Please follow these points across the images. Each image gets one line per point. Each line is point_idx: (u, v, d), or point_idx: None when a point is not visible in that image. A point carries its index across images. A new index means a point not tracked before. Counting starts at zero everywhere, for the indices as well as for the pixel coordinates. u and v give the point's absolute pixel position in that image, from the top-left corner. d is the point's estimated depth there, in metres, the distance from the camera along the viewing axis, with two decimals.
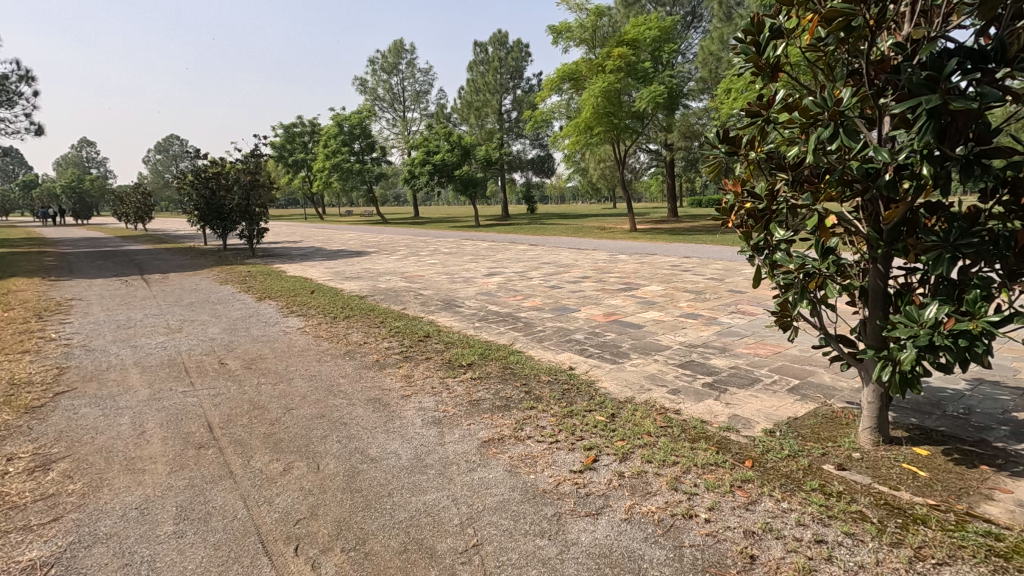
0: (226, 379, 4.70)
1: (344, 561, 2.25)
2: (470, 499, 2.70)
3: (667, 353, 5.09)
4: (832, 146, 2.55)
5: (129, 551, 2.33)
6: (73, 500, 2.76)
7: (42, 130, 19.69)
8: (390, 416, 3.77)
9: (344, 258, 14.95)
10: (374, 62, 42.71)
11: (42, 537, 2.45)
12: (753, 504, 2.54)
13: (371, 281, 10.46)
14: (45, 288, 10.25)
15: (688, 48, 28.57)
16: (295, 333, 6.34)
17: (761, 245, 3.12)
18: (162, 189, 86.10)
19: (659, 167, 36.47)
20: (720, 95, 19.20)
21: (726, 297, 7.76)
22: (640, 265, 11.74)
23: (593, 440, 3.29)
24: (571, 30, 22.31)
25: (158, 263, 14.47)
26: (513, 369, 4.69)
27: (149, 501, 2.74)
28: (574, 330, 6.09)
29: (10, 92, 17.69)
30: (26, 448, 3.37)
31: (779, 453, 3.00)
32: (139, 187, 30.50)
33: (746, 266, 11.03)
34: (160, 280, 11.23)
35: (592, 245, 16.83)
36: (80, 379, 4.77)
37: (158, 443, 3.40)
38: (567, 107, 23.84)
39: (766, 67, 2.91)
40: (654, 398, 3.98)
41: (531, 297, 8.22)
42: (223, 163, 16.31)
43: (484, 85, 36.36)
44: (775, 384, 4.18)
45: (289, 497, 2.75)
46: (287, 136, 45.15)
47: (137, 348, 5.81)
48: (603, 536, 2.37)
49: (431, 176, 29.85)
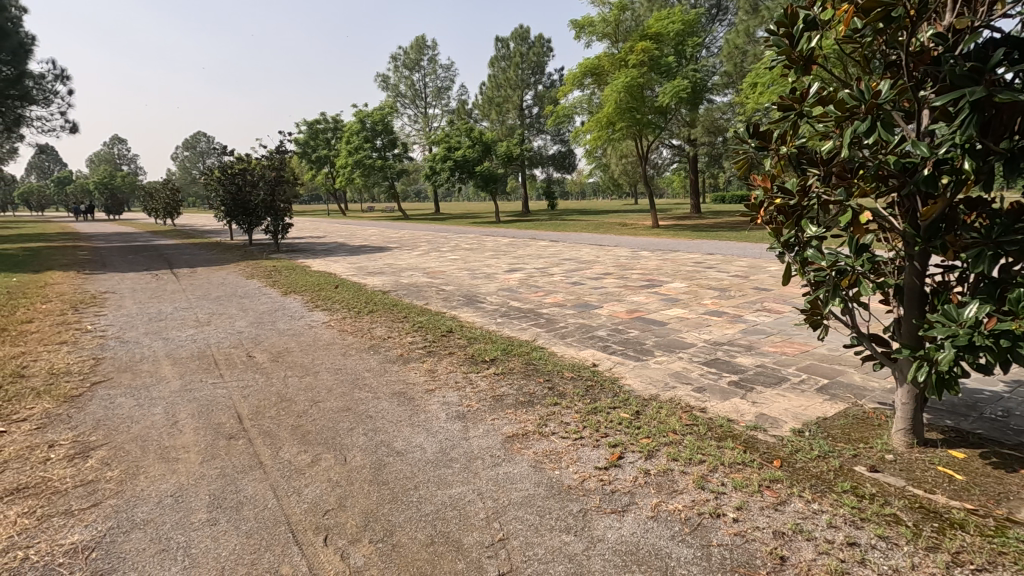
0: (254, 371, 4.79)
1: (372, 552, 2.28)
2: (495, 493, 2.71)
3: (691, 351, 5.03)
4: (868, 140, 2.48)
5: (165, 537, 2.40)
6: (111, 486, 2.84)
7: (76, 128, 20.28)
8: (415, 410, 3.81)
9: (366, 253, 15.11)
10: (396, 58, 43.00)
11: (83, 521, 2.53)
12: (783, 505, 2.50)
13: (394, 277, 10.56)
14: (79, 281, 10.56)
15: (713, 41, 28.15)
16: (320, 327, 6.44)
17: (791, 242, 3.03)
18: (189, 185, 88.25)
19: (681, 163, 36.04)
20: (745, 90, 18.90)
21: (751, 295, 7.64)
22: (662, 262, 11.64)
23: (618, 437, 3.27)
24: (594, 24, 22.05)
25: (186, 257, 14.79)
26: (536, 365, 4.70)
27: (183, 488, 2.81)
28: (597, 327, 6.08)
29: (47, 91, 18.35)
30: (66, 436, 3.49)
31: (809, 454, 2.95)
32: (168, 183, 31.20)
33: (771, 263, 10.87)
34: (188, 274, 11.48)
35: (613, 242, 16.70)
36: (115, 369, 4.91)
37: (190, 434, 3.48)
38: (589, 102, 23.71)
39: (799, 59, 2.84)
40: (679, 396, 3.95)
41: (553, 294, 8.21)
42: (249, 159, 16.57)
43: (505, 81, 36.33)
44: (804, 383, 4.11)
45: (317, 489, 2.79)
46: (311, 132, 45.84)
47: (168, 341, 5.95)
48: (629, 534, 2.36)
49: (452, 172, 29.91)
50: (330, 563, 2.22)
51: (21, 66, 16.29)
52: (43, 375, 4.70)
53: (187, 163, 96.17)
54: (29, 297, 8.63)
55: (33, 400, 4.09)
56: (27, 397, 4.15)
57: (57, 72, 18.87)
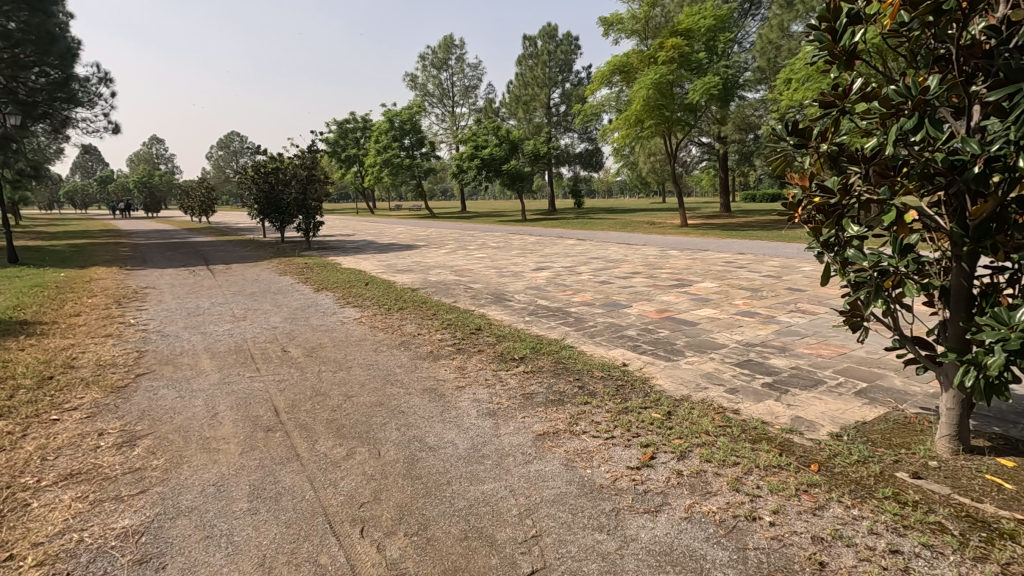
0: (290, 366, 4.91)
1: (407, 545, 2.32)
2: (528, 490, 2.73)
3: (723, 352, 4.96)
4: (914, 137, 2.39)
5: (209, 524, 2.49)
6: (157, 474, 2.96)
7: (118, 128, 21.06)
8: (445, 407, 3.84)
9: (395, 252, 15.27)
10: (425, 57, 43.36)
11: (133, 506, 2.64)
12: (821, 509, 2.46)
13: (422, 274, 10.66)
14: (122, 277, 10.94)
15: (745, 36, 27.63)
16: (351, 323, 6.55)
17: (830, 241, 2.93)
18: (224, 184, 90.60)
19: (711, 160, 35.39)
20: (779, 86, 18.49)
21: (784, 295, 7.49)
22: (692, 262, 11.48)
23: (650, 438, 3.25)
24: (623, 22, 21.88)
25: (221, 254, 15.22)
26: (566, 364, 4.70)
27: (224, 478, 2.91)
28: (627, 326, 6.05)
29: (91, 94, 19.17)
30: (115, 425, 3.64)
31: (848, 458, 2.88)
32: (204, 183, 32.03)
33: (806, 263, 10.60)
34: (224, 271, 11.81)
35: (641, 241, 16.51)
36: (157, 362, 5.09)
37: (230, 425, 3.59)
38: (617, 100, 23.51)
39: (842, 54, 2.76)
40: (711, 397, 3.89)
41: (581, 292, 8.15)
42: (281, 158, 16.89)
43: (532, 79, 36.29)
44: (841, 387, 4.01)
45: (352, 481, 2.85)
46: (341, 132, 46.64)
47: (207, 335, 6.15)
48: (662, 534, 2.35)
49: (479, 171, 29.94)
50: (366, 554, 2.27)
51: (68, 69, 17.00)
52: (91, 367, 4.90)
53: (222, 163, 98.25)
54: (76, 292, 8.98)
55: (83, 390, 4.27)
56: (77, 387, 4.35)
57: (101, 75, 19.69)
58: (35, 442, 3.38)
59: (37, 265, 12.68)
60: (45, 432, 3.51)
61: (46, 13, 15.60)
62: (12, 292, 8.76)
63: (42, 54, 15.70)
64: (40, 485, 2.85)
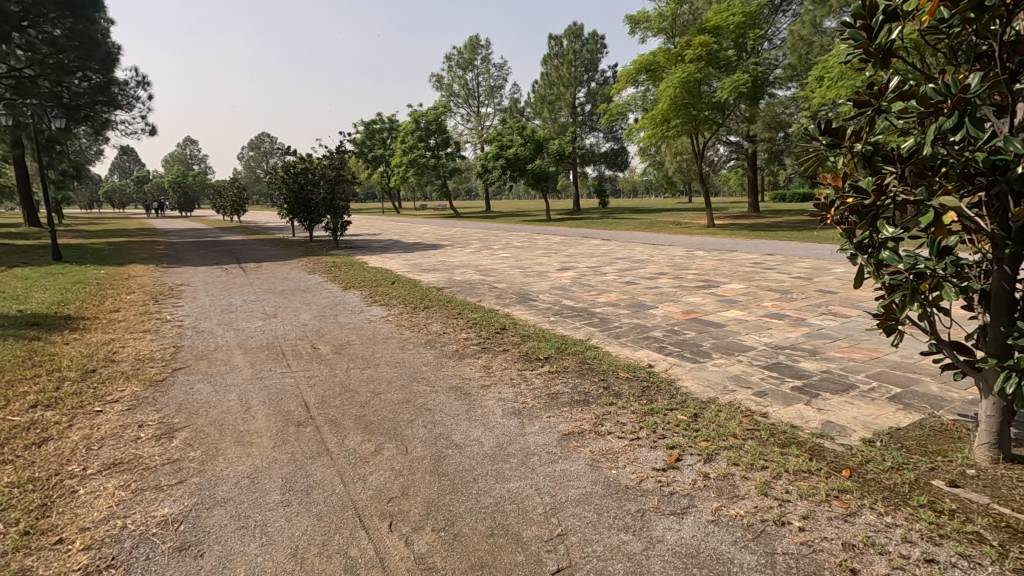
0: (319, 362, 5.01)
1: (435, 540, 2.36)
2: (553, 489, 2.75)
3: (752, 354, 4.90)
4: (954, 136, 2.32)
5: (244, 514, 2.57)
6: (195, 466, 3.06)
7: (155, 131, 21.72)
8: (471, 405, 3.88)
9: (420, 251, 15.44)
10: (450, 58, 43.62)
11: (172, 496, 2.74)
12: (853, 515, 2.42)
13: (447, 274, 10.74)
14: (159, 275, 11.28)
15: (775, 33, 27.14)
16: (379, 321, 6.67)
17: (864, 243, 2.84)
18: (255, 184, 92.84)
19: (740, 159, 34.80)
20: (811, 83, 18.08)
21: (815, 297, 7.35)
22: (719, 263, 11.31)
23: (676, 439, 3.24)
24: (649, 20, 21.78)
25: (252, 253, 15.56)
26: (591, 364, 4.70)
27: (258, 471, 2.99)
28: (653, 327, 6.01)
29: (130, 97, 19.83)
30: (153, 417, 3.77)
31: (881, 464, 2.82)
32: (235, 183, 32.74)
33: (837, 265, 10.38)
34: (255, 269, 12.11)
35: (667, 241, 16.35)
36: (193, 357, 5.25)
37: (263, 420, 3.70)
38: (643, 99, 23.31)
39: (878, 52, 2.69)
40: (738, 400, 3.85)
41: (606, 293, 8.13)
42: (311, 159, 17.20)
43: (558, 79, 36.24)
44: (874, 391, 3.93)
45: (381, 476, 2.91)
46: (368, 132, 47.32)
47: (240, 331, 6.31)
48: (689, 536, 2.34)
49: (504, 170, 29.95)
50: (395, 548, 2.31)
51: (109, 74, 17.61)
52: (131, 361, 5.08)
53: (253, 163, 100.75)
54: (115, 288, 9.33)
55: (124, 383, 4.44)
56: (118, 380, 4.53)
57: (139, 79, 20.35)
58: (81, 432, 3.53)
59: (79, 263, 13.16)
60: (89, 423, 3.67)
61: (89, 19, 16.23)
62: (57, 288, 9.15)
63: (85, 59, 16.34)
64: (85, 473, 2.99)
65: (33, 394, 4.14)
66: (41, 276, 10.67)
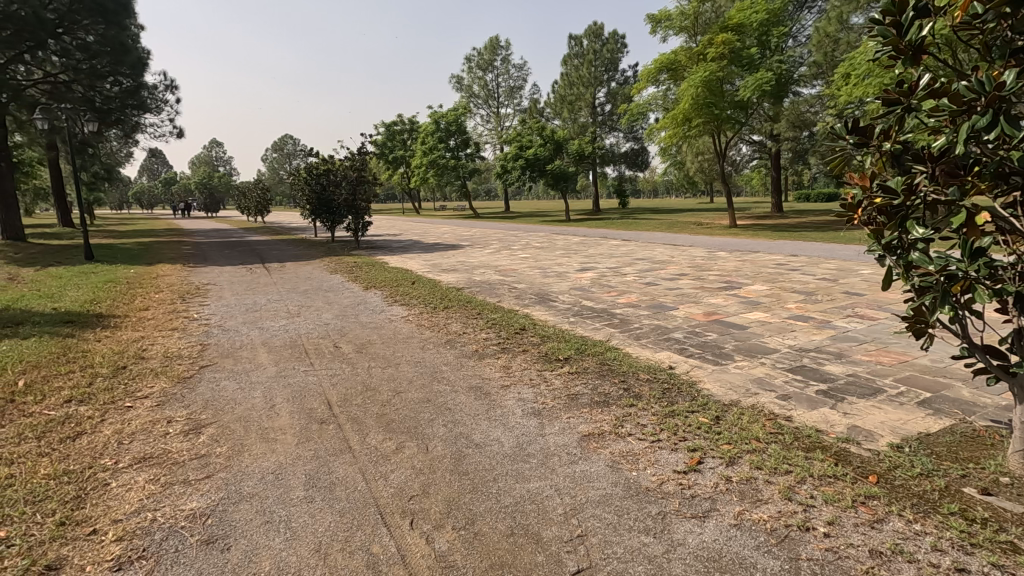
0: (341, 361, 5.08)
1: (455, 539, 2.38)
2: (573, 490, 2.74)
3: (775, 356, 4.83)
4: (989, 135, 2.26)
5: (269, 509, 2.62)
6: (221, 461, 3.13)
7: (182, 133, 22.16)
8: (491, 405, 3.90)
9: (440, 251, 15.52)
10: (471, 59, 43.80)
11: (200, 490, 2.81)
12: (880, 522, 2.37)
13: (467, 274, 10.78)
14: (186, 274, 11.55)
15: (800, 30, 26.64)
16: (399, 321, 6.73)
17: (893, 244, 2.77)
18: (278, 185, 94.34)
19: (763, 159, 34.26)
20: (837, 81, 17.72)
21: (841, 299, 7.20)
22: (741, 263, 11.15)
23: (697, 442, 3.21)
24: (671, 19, 21.60)
25: (275, 253, 15.81)
26: (611, 365, 4.68)
27: (282, 467, 3.05)
28: (673, 329, 5.95)
29: (159, 101, 20.27)
30: (181, 413, 3.87)
31: (909, 471, 2.76)
32: (260, 184, 33.33)
33: (864, 266, 10.15)
34: (278, 269, 12.31)
35: (688, 242, 16.17)
36: (219, 355, 5.36)
37: (286, 417, 3.76)
38: (664, 99, 23.09)
39: (908, 49, 2.63)
40: (762, 403, 3.79)
41: (626, 294, 8.08)
42: (333, 160, 17.43)
43: (578, 79, 36.12)
44: (903, 395, 3.83)
45: (402, 474, 2.94)
46: (389, 134, 47.74)
47: (264, 330, 6.42)
48: (711, 540, 2.32)
49: (523, 171, 29.94)
50: (416, 545, 2.34)
51: (139, 78, 18.00)
52: (159, 358, 5.21)
53: (277, 165, 102.35)
54: (144, 287, 9.58)
55: (153, 380, 4.56)
56: (147, 377, 4.65)
57: (167, 83, 20.78)
58: (112, 427, 3.63)
59: (110, 262, 13.55)
60: (120, 418, 3.78)
61: (119, 25, 16.63)
62: (89, 286, 9.43)
63: (116, 64, 16.71)
64: (117, 467, 3.08)
65: (67, 390, 4.28)
66: (75, 275, 11.01)
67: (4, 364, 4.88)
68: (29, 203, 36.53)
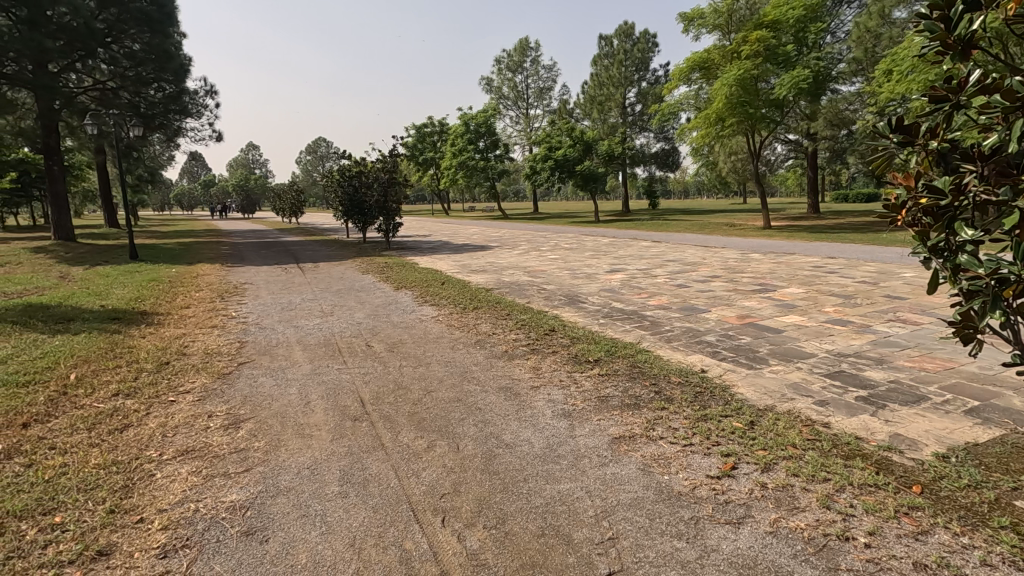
0: (373, 360, 5.17)
1: (486, 537, 2.40)
2: (604, 492, 2.74)
3: (812, 361, 4.70)
4: None
5: (305, 504, 2.69)
6: (259, 455, 3.23)
7: (221, 137, 22.89)
8: (521, 406, 3.91)
9: (469, 252, 15.62)
10: (500, 61, 43.97)
11: (240, 483, 2.90)
12: (925, 535, 2.28)
13: (496, 275, 10.81)
14: (225, 273, 11.91)
15: (839, 25, 25.92)
16: (429, 321, 6.81)
17: (939, 246, 2.66)
18: (311, 188, 96.48)
19: (799, 158, 33.40)
20: (879, 77, 17.16)
21: (881, 303, 6.98)
22: (776, 265, 10.89)
23: (731, 447, 3.15)
24: (704, 17, 21.25)
25: (309, 253, 16.16)
26: (642, 368, 4.64)
27: (317, 462, 3.12)
28: (706, 332, 5.85)
29: (200, 105, 21.00)
30: (221, 408, 4.00)
31: (956, 482, 2.66)
32: (295, 186, 34.15)
33: (906, 269, 9.81)
34: (312, 269, 12.58)
35: (720, 243, 15.91)
36: (256, 352, 5.52)
37: (321, 413, 3.85)
38: (696, 98, 22.74)
39: (957, 44, 2.51)
40: (798, 409, 3.70)
41: (657, 296, 7.99)
42: (365, 163, 17.73)
43: (608, 79, 35.86)
44: (949, 404, 3.69)
45: (433, 473, 2.97)
46: (419, 136, 48.28)
47: (299, 328, 6.57)
48: (746, 546, 2.28)
49: (553, 172, 29.88)
50: (448, 543, 2.36)
51: (181, 84, 18.69)
52: (201, 355, 5.40)
53: (310, 167, 104.60)
54: (186, 286, 9.90)
55: (195, 375, 4.73)
56: (189, 372, 4.82)
57: (208, 88, 21.51)
58: (157, 420, 3.78)
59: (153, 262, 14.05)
60: (164, 412, 3.93)
61: (163, 33, 17.28)
62: (134, 285, 9.79)
63: (160, 71, 17.41)
64: (162, 458, 3.20)
65: (114, 384, 4.47)
66: (120, 274, 11.44)
67: (57, 358, 5.12)
68: (78, 205, 38.18)
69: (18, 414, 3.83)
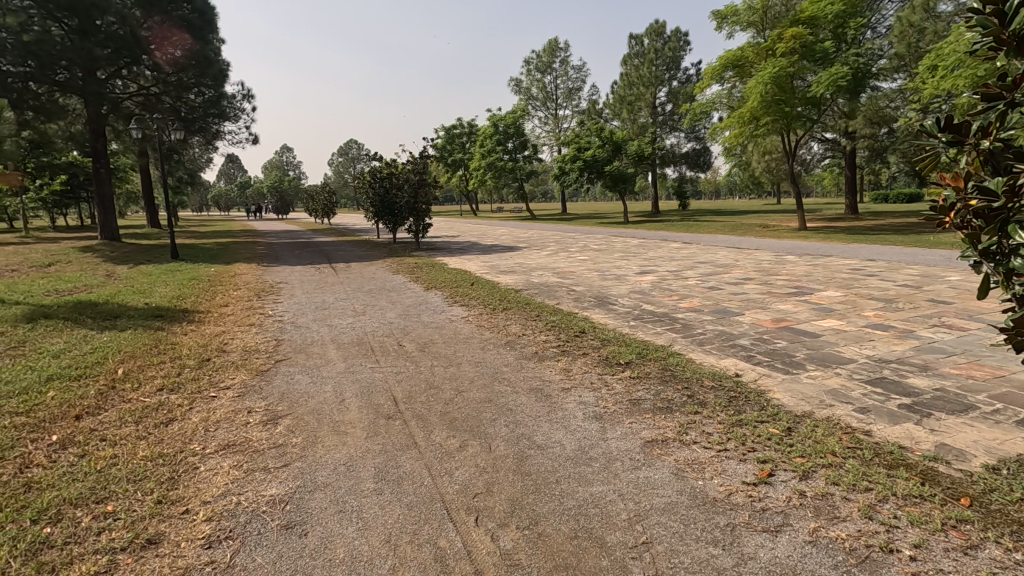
0: (405, 359, 5.24)
1: (519, 538, 2.41)
2: (637, 496, 2.72)
3: (851, 367, 4.57)
4: None
5: (341, 500, 2.74)
6: (297, 451, 3.31)
7: (257, 139, 23.51)
8: (552, 407, 3.91)
9: (498, 253, 15.68)
10: (530, 62, 43.96)
11: (279, 478, 2.98)
12: (975, 549, 2.20)
13: (525, 276, 10.83)
14: (261, 272, 12.22)
15: (879, 21, 25.10)
16: (459, 321, 6.86)
17: (991, 250, 2.53)
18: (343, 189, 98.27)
19: (837, 157, 32.47)
20: (922, 73, 16.54)
21: (925, 307, 6.72)
22: (812, 268, 10.61)
23: (767, 453, 3.09)
24: (738, 14, 20.82)
25: (341, 254, 16.47)
26: (674, 371, 4.58)
27: (353, 459, 3.18)
28: (739, 335, 5.75)
29: (237, 109, 21.63)
30: (260, 404, 4.11)
31: (1008, 496, 2.55)
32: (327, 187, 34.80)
33: (952, 272, 9.45)
34: (343, 268, 12.80)
35: (754, 245, 15.62)
36: (292, 350, 5.66)
37: (355, 411, 3.92)
38: (729, 97, 22.36)
39: (1012, 39, 2.37)
40: (838, 415, 3.60)
41: (689, 298, 7.88)
42: (396, 164, 17.97)
43: (638, 78, 35.49)
44: (999, 413, 3.54)
45: (466, 472, 3.00)
46: (448, 137, 48.68)
47: (332, 327, 6.71)
48: (784, 555, 2.24)
49: (581, 172, 29.75)
50: (481, 541, 2.39)
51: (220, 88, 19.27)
52: (240, 352, 5.56)
53: (341, 168, 106.52)
54: (224, 285, 10.19)
55: (233, 372, 4.87)
56: (228, 369, 4.98)
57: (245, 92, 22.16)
58: (200, 415, 3.92)
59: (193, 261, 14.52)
60: (206, 407, 4.06)
61: (203, 40, 17.97)
62: (176, 284, 10.15)
63: (200, 76, 17.98)
64: (204, 452, 3.31)
65: (159, 379, 4.65)
66: (163, 273, 11.86)
67: (105, 354, 5.33)
68: (122, 205, 39.66)
69: (71, 407, 4.01)
